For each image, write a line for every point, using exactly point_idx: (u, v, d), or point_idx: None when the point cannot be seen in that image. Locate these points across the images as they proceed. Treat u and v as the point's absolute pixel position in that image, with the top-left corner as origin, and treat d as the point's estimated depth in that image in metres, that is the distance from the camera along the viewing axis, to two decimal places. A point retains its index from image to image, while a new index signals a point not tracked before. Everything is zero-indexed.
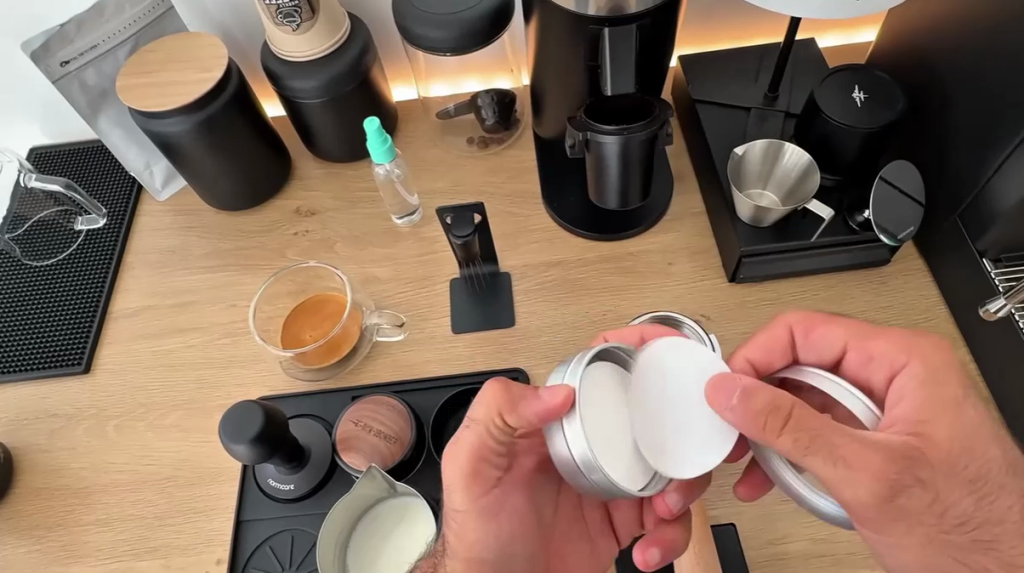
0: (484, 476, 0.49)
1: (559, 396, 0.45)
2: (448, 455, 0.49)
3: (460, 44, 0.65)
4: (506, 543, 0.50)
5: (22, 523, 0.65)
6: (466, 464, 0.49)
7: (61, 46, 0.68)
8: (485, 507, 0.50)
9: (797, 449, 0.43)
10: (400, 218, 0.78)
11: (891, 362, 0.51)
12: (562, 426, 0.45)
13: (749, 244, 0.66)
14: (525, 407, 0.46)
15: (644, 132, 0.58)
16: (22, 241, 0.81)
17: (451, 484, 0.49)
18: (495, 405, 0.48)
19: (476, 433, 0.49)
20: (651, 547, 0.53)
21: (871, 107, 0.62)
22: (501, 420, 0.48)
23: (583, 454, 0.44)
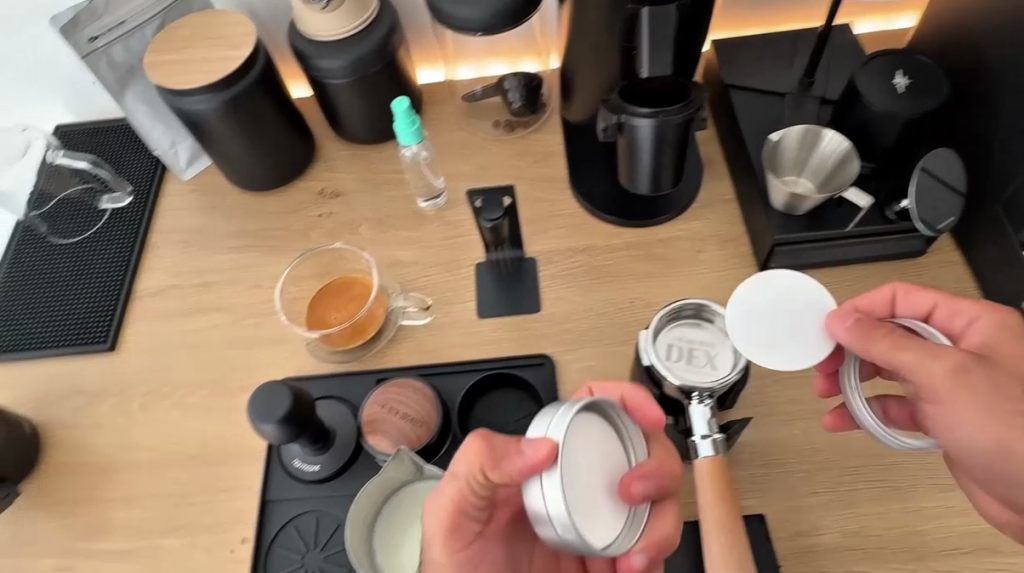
0: (464, 531, 0.49)
1: (541, 451, 0.44)
2: (431, 506, 0.49)
3: (493, 23, 0.63)
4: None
5: (50, 498, 0.65)
6: (446, 519, 0.48)
7: (89, 22, 0.68)
8: (464, 562, 0.50)
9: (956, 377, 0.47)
10: (425, 201, 0.77)
11: (974, 317, 0.53)
12: (541, 481, 0.44)
13: (782, 232, 0.65)
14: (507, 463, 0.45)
15: (680, 115, 0.57)
16: (47, 218, 0.81)
17: (432, 537, 0.49)
18: (477, 462, 0.47)
19: (457, 488, 0.48)
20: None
21: (914, 93, 0.61)
22: (483, 475, 0.47)
23: (560, 514, 0.43)
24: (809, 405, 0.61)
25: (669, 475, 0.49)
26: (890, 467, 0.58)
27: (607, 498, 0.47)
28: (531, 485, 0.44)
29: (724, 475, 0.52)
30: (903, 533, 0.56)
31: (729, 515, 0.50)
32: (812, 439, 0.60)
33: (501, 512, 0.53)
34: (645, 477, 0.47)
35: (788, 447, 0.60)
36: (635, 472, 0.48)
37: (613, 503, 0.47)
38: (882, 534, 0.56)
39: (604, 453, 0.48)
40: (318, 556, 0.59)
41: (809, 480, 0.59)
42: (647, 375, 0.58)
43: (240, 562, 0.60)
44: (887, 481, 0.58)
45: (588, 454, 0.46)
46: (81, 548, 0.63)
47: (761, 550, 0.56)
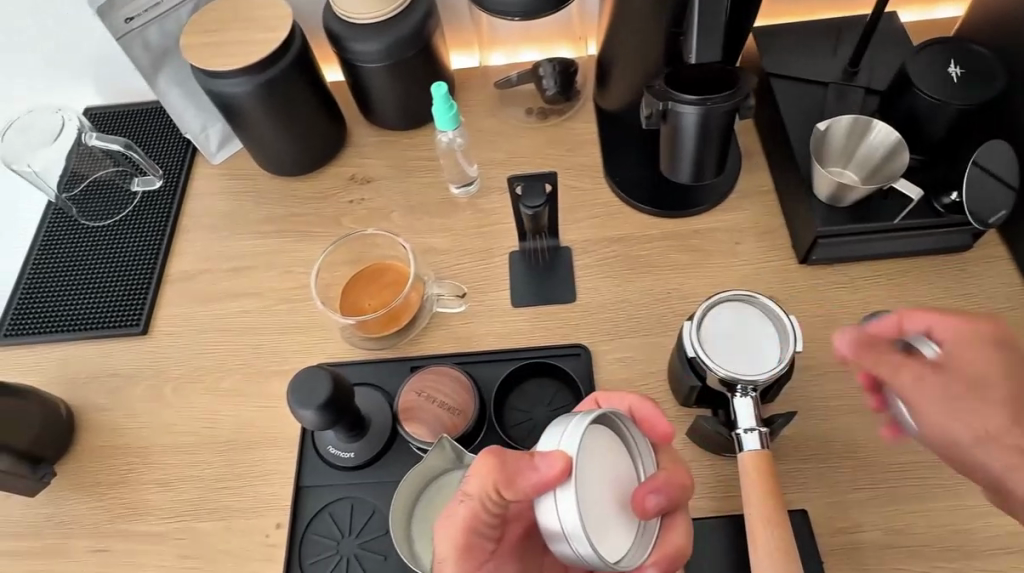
0: (478, 551, 0.48)
1: (555, 467, 0.44)
2: (440, 526, 0.48)
3: (533, 7, 0.62)
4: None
5: (84, 481, 0.65)
6: (458, 539, 0.47)
7: (125, 2, 0.67)
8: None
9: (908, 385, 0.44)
10: (458, 188, 0.77)
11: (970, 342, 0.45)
12: (555, 497, 0.44)
13: (825, 224, 0.63)
14: (520, 480, 0.44)
15: (727, 103, 0.56)
16: (79, 200, 0.81)
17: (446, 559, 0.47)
18: (490, 479, 0.46)
19: (469, 507, 0.47)
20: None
21: (968, 82, 0.59)
22: (496, 493, 0.46)
23: (575, 530, 0.43)
24: (851, 401, 0.61)
25: (681, 488, 0.48)
26: (935, 465, 0.57)
27: (619, 511, 0.46)
28: (542, 499, 0.44)
29: (772, 468, 0.52)
30: (948, 532, 0.55)
31: (773, 507, 0.50)
32: (854, 434, 0.59)
33: (511, 527, 0.52)
34: (659, 489, 0.47)
35: (830, 443, 0.59)
36: (647, 485, 0.47)
37: (625, 516, 0.47)
38: (927, 532, 0.55)
39: (615, 467, 0.47)
40: (353, 543, 0.59)
41: (851, 477, 0.58)
42: (689, 368, 0.57)
43: (274, 547, 0.60)
44: (932, 480, 0.57)
45: (599, 467, 0.46)
46: (116, 530, 0.63)
47: (804, 545, 0.55)
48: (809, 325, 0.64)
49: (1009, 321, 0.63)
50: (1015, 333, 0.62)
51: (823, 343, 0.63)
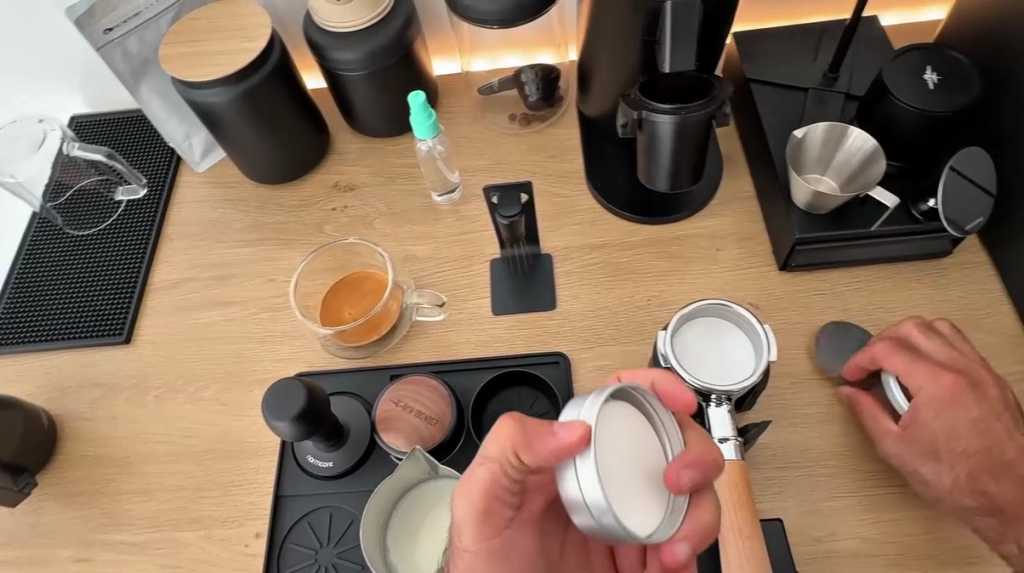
0: (497, 517, 0.47)
1: (575, 434, 0.41)
2: (460, 493, 0.46)
3: (509, 16, 0.61)
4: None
5: (67, 490, 0.66)
6: (478, 505, 0.46)
7: (105, 13, 0.67)
8: (497, 550, 0.47)
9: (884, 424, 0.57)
10: (440, 196, 0.77)
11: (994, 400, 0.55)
12: (576, 465, 0.41)
13: (803, 231, 0.63)
14: (539, 444, 0.43)
15: (702, 112, 0.56)
16: (63, 209, 0.82)
17: (474, 527, 0.46)
18: (511, 444, 0.45)
19: (489, 471, 0.46)
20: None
21: (945, 89, 0.59)
22: (516, 457, 0.45)
23: (597, 499, 0.40)
24: (828, 409, 0.61)
25: (714, 465, 0.47)
26: None
27: (645, 484, 0.44)
28: (564, 469, 0.42)
29: (744, 479, 0.51)
30: (924, 540, 0.55)
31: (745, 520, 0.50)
32: (830, 442, 0.59)
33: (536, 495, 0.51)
34: (692, 464, 0.45)
35: (807, 451, 0.59)
36: (679, 460, 0.45)
37: (652, 490, 0.44)
38: (903, 540, 0.55)
39: (641, 442, 0.45)
40: (332, 552, 0.59)
41: (827, 485, 0.58)
42: None
43: (254, 557, 0.61)
44: (908, 488, 0.57)
45: (623, 439, 0.44)
46: (98, 540, 0.63)
47: (778, 554, 0.55)
48: (786, 332, 0.64)
49: (988, 328, 0.63)
50: (995, 339, 0.62)
51: (801, 350, 0.63)
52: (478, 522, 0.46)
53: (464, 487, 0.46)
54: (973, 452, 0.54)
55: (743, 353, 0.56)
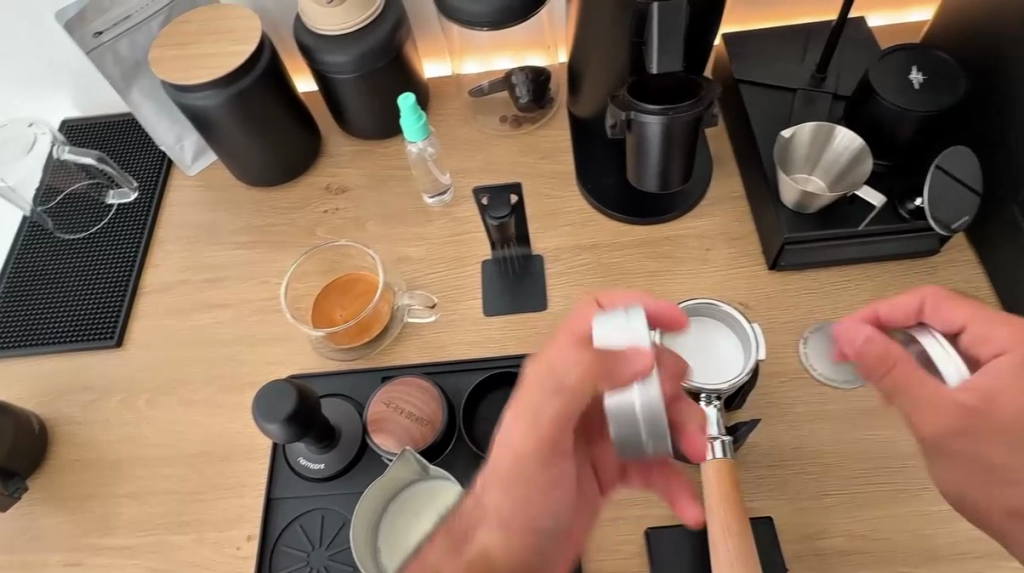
0: (559, 445, 0.48)
1: (644, 362, 0.42)
2: (527, 417, 0.47)
3: (498, 18, 0.61)
4: (552, 510, 0.49)
5: (58, 494, 0.66)
6: (547, 430, 0.47)
7: (95, 16, 0.68)
8: (553, 475, 0.49)
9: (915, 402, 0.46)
10: (432, 197, 0.77)
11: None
12: (638, 392, 0.43)
13: (792, 231, 0.64)
14: (612, 373, 0.43)
15: (690, 112, 0.57)
16: (54, 213, 0.82)
17: (528, 447, 0.47)
18: (587, 373, 0.45)
19: (565, 396, 0.46)
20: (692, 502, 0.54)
21: (930, 89, 0.60)
22: (590, 387, 0.46)
23: (654, 421, 0.43)
24: (818, 407, 0.61)
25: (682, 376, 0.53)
26: (903, 471, 0.58)
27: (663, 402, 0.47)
28: (614, 393, 0.43)
29: (734, 478, 0.51)
30: (914, 536, 0.56)
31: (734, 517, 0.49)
32: (820, 440, 0.60)
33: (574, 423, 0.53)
34: (671, 374, 0.52)
35: (798, 449, 0.59)
36: (667, 374, 0.51)
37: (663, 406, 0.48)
38: (894, 537, 0.56)
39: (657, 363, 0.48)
40: (324, 554, 0.59)
41: (818, 482, 0.58)
42: None
43: (246, 559, 0.61)
44: (897, 485, 0.57)
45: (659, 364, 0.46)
46: (89, 544, 0.63)
47: (769, 552, 0.55)
48: (776, 331, 0.65)
49: None
50: None
51: (791, 349, 0.64)
52: (530, 443, 0.47)
53: (529, 406, 0.48)
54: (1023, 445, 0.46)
55: (733, 352, 0.56)
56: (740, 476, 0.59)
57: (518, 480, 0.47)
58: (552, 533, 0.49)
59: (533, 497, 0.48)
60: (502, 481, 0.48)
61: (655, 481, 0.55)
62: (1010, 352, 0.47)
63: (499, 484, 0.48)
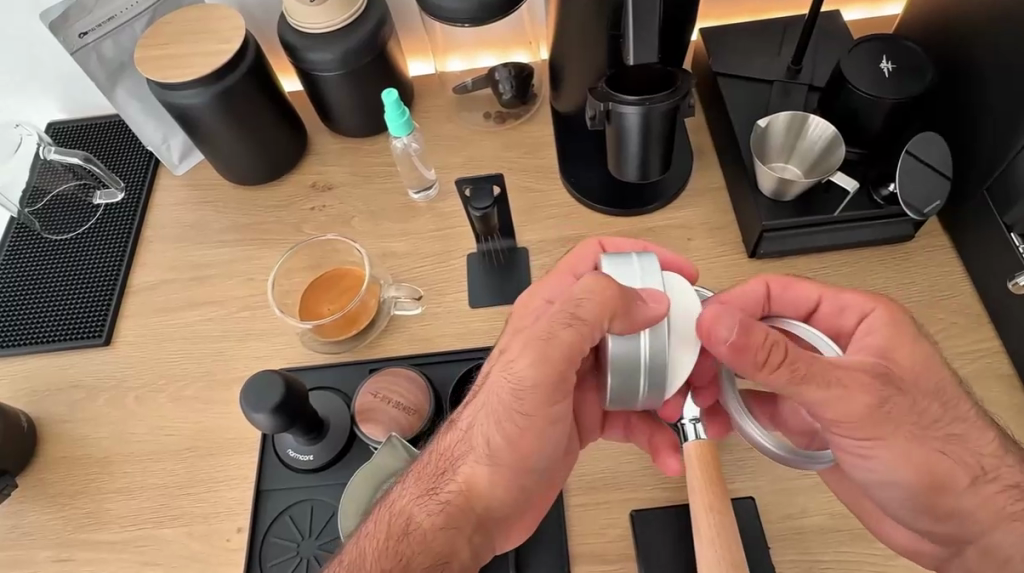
0: (561, 386, 0.50)
1: (661, 305, 0.48)
2: (534, 350, 0.49)
3: (479, 15, 0.62)
4: (540, 448, 0.52)
5: (47, 492, 0.66)
6: (553, 366, 0.49)
7: (80, 17, 0.68)
8: (549, 415, 0.51)
9: (793, 381, 0.45)
10: (417, 193, 0.78)
11: (859, 308, 0.53)
12: (647, 336, 0.48)
13: (771, 218, 0.65)
14: (633, 311, 0.47)
15: (666, 102, 0.58)
16: (41, 214, 0.82)
17: (530, 387, 0.49)
18: (609, 307, 0.47)
19: (579, 333, 0.47)
20: (670, 453, 0.57)
21: (900, 77, 0.62)
22: (610, 321, 0.47)
23: (654, 365, 0.49)
24: None
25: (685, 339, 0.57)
26: None
27: None
28: (619, 333, 0.48)
29: (713, 459, 0.54)
30: None
31: (714, 496, 0.52)
32: None
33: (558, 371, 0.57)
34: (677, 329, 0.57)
35: None
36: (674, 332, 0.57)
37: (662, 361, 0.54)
38: None
39: None
40: (313, 544, 0.59)
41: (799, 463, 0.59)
42: None
43: (236, 552, 0.61)
44: None
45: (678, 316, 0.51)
46: (79, 540, 0.63)
47: (750, 532, 0.56)
48: None
49: (950, 308, 0.65)
50: (957, 319, 0.64)
51: None
52: (531, 383, 0.49)
53: (541, 343, 0.49)
54: (896, 397, 0.47)
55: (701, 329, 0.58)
56: (723, 458, 0.60)
57: (510, 419, 0.50)
58: (534, 470, 0.53)
59: (522, 436, 0.51)
60: (491, 419, 0.51)
61: (637, 433, 0.59)
62: (870, 311, 0.52)
63: (488, 421, 0.51)
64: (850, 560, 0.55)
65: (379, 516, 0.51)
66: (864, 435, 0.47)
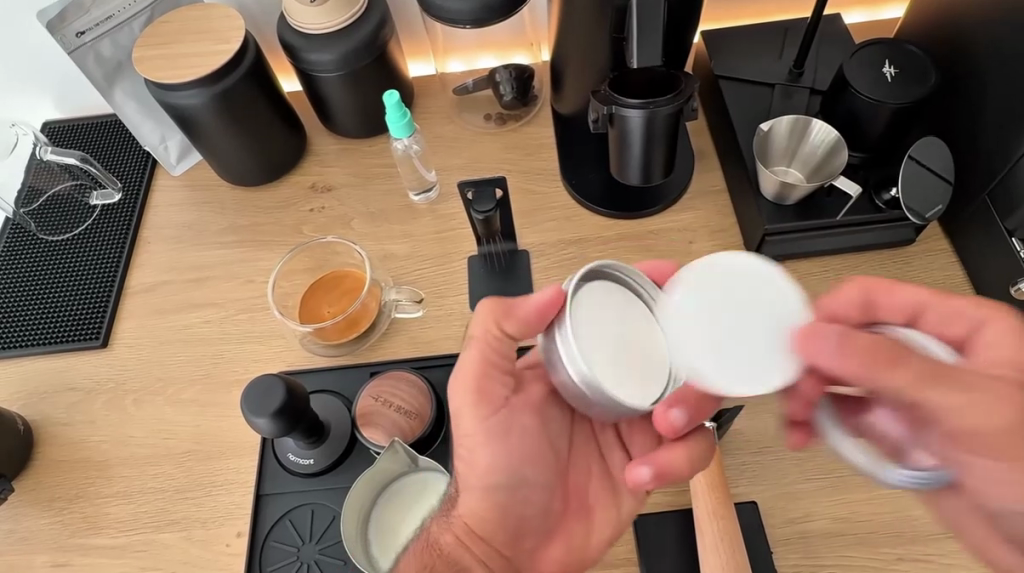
0: (496, 397, 0.51)
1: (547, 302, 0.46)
2: (455, 379, 0.52)
3: (480, 16, 0.61)
4: (517, 471, 0.50)
5: (44, 495, 0.65)
6: (475, 384, 0.50)
7: (77, 16, 0.67)
8: (498, 429, 0.50)
9: (919, 385, 0.40)
10: (417, 194, 0.77)
11: (968, 318, 0.50)
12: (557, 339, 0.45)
13: (773, 222, 0.65)
14: (518, 310, 0.49)
15: (670, 106, 0.58)
16: (37, 215, 0.81)
17: (458, 409, 0.51)
18: (491, 316, 0.51)
19: (479, 347, 0.51)
20: (642, 465, 0.51)
21: (902, 82, 0.61)
22: (497, 327, 0.51)
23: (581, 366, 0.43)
24: None
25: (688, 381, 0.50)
26: None
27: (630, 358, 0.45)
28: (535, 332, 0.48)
29: (717, 465, 0.56)
30: (893, 519, 0.57)
31: (717, 502, 0.53)
32: None
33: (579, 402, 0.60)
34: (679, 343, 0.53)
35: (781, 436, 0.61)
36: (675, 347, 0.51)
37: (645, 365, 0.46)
38: (875, 520, 0.57)
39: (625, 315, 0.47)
40: (314, 549, 0.59)
41: (800, 468, 0.59)
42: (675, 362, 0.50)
43: (236, 556, 0.60)
44: None
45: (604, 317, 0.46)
46: (77, 544, 0.63)
47: (753, 536, 0.56)
48: None
49: None
50: None
51: None
52: (458, 407, 0.51)
53: (456, 371, 0.52)
54: None
55: None
56: (726, 461, 0.60)
57: (460, 444, 0.51)
58: (523, 491, 0.50)
59: (483, 455, 0.50)
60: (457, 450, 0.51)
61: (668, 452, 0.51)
62: (985, 320, 0.49)
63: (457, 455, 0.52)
64: (851, 564, 0.55)
65: (412, 553, 0.49)
66: (1005, 455, 0.41)
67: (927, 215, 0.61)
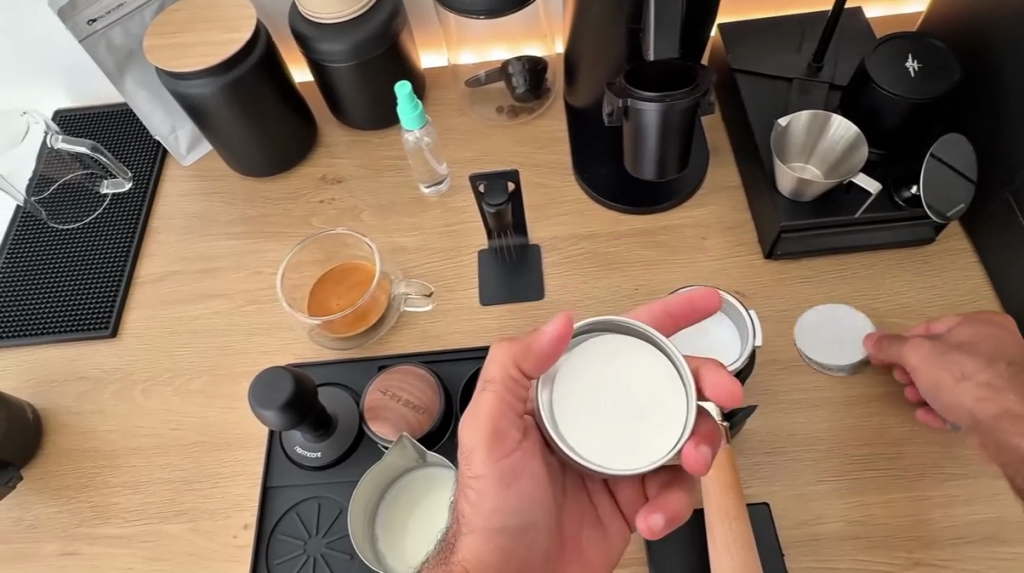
0: (507, 440, 0.48)
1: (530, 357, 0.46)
2: (468, 419, 0.49)
3: (495, 6, 0.60)
4: (519, 517, 0.48)
5: (52, 484, 0.65)
6: (488, 427, 0.47)
7: (88, 4, 0.67)
8: (507, 472, 0.48)
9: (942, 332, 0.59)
10: (428, 187, 0.77)
11: None
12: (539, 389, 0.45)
13: (790, 219, 0.64)
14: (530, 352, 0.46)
15: (687, 98, 0.56)
16: (47, 203, 0.81)
17: (469, 449, 0.48)
18: (508, 359, 0.47)
19: (493, 390, 0.48)
20: (655, 513, 0.47)
21: (926, 76, 0.60)
22: (514, 368, 0.47)
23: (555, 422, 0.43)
24: (815, 394, 0.61)
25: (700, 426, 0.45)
26: (899, 457, 0.58)
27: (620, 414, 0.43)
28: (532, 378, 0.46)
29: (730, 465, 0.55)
30: (907, 522, 0.56)
31: (730, 501, 0.52)
32: (815, 427, 0.60)
33: None
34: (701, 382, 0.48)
35: (794, 436, 0.60)
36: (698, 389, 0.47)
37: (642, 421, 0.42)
38: (890, 523, 0.56)
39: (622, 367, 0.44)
40: (320, 543, 0.59)
41: (813, 469, 0.58)
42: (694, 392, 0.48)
43: (243, 549, 0.60)
44: (896, 471, 0.58)
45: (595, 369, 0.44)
46: (84, 533, 0.63)
47: (764, 538, 0.55)
48: (772, 319, 0.65)
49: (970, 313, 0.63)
50: None
51: (786, 336, 0.64)
52: (471, 448, 0.48)
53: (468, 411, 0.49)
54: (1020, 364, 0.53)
55: (731, 340, 0.59)
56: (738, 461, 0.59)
57: (467, 485, 0.48)
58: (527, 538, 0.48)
59: (491, 501, 0.47)
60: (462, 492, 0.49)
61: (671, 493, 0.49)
62: None
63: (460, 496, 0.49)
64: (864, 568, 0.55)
65: None
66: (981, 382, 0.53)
67: (948, 212, 0.60)
